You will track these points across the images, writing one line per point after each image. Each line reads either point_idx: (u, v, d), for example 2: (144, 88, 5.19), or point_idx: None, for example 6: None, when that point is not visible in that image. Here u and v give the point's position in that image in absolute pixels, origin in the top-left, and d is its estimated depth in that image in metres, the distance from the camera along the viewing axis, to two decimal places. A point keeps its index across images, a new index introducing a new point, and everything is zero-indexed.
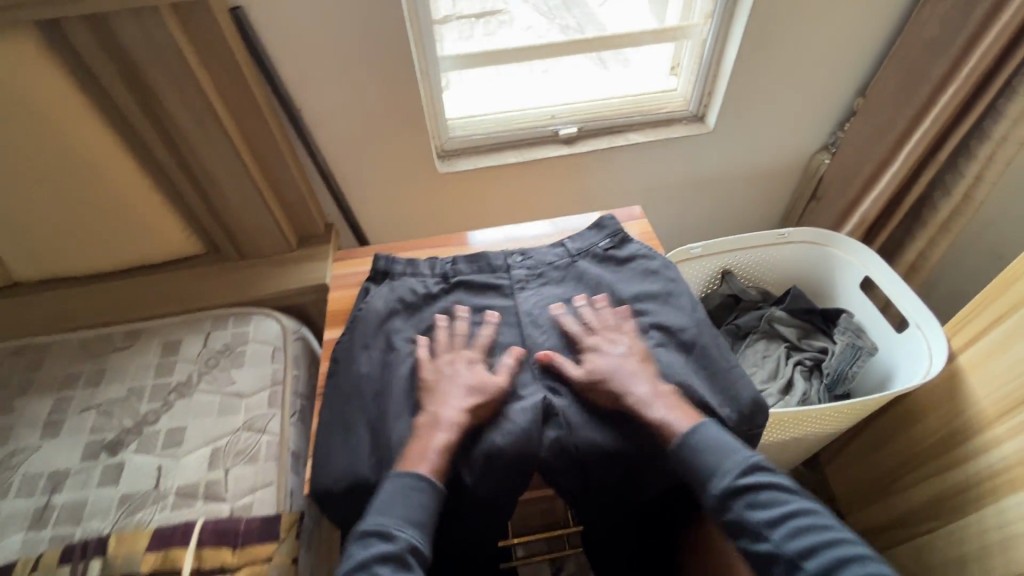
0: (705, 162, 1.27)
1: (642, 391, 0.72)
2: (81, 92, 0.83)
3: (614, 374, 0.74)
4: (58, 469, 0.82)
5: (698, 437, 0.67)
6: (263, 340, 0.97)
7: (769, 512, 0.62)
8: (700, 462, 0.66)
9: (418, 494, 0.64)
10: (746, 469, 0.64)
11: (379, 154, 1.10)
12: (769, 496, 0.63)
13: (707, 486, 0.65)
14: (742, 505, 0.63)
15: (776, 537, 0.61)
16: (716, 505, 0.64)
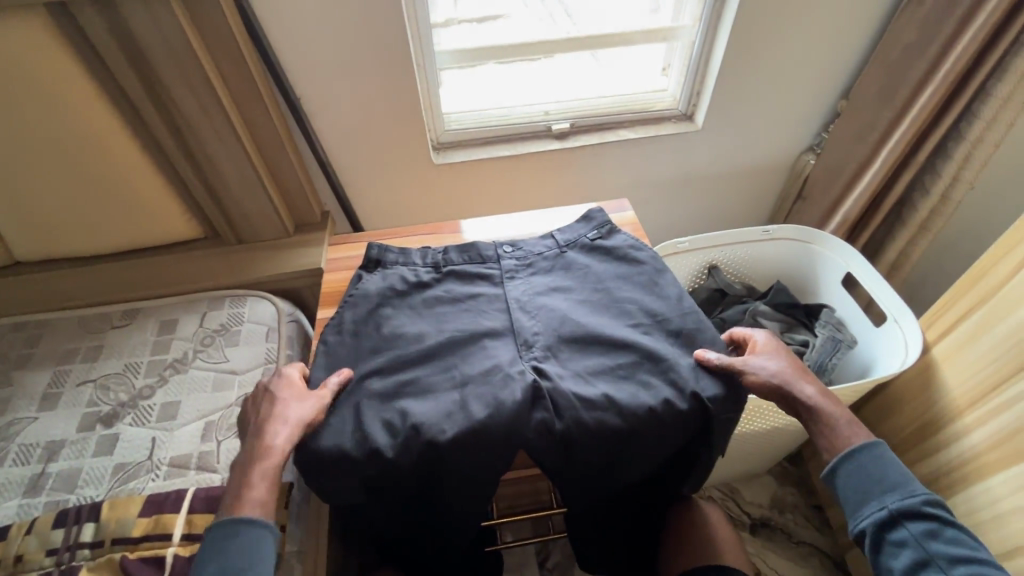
0: (694, 160, 1.30)
1: (812, 392, 0.74)
2: (87, 74, 0.86)
3: (785, 373, 0.76)
4: (54, 439, 0.84)
5: (877, 457, 0.70)
6: (259, 321, 0.99)
7: (951, 546, 0.64)
8: (881, 475, 0.69)
9: (237, 538, 0.62)
10: (925, 502, 0.67)
11: (376, 144, 1.13)
12: (948, 532, 0.65)
13: (880, 502, 0.68)
14: (920, 530, 0.66)
15: (952, 571, 0.64)
16: (884, 522, 0.67)
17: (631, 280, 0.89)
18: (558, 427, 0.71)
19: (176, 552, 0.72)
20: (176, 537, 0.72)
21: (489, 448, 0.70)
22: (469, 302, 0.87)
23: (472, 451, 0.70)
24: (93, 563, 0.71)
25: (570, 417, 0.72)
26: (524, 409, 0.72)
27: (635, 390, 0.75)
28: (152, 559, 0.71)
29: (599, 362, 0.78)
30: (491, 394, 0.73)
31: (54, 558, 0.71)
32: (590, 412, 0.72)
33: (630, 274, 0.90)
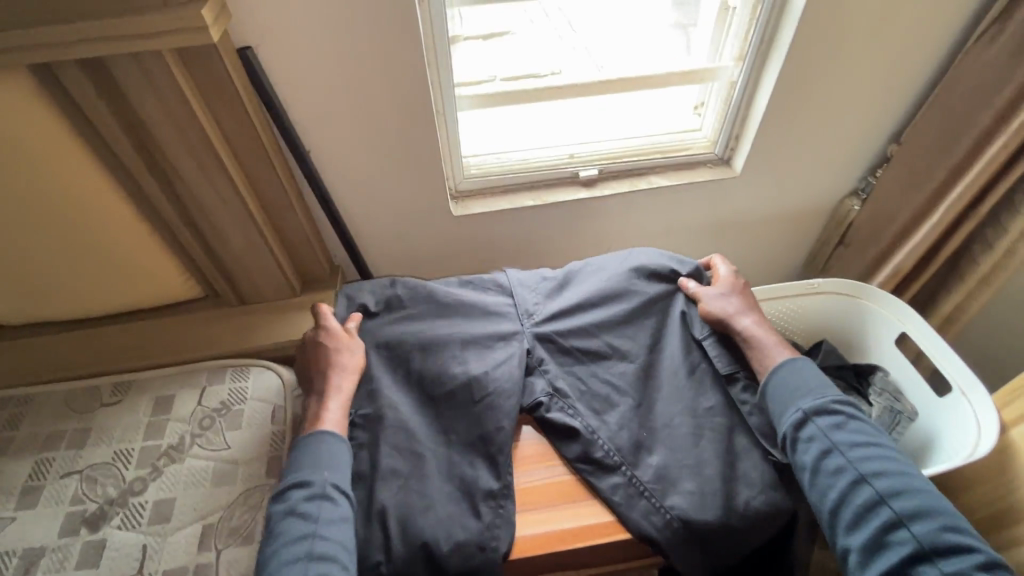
0: (730, 206, 1.21)
1: (748, 324, 0.84)
2: (76, 136, 0.77)
3: (726, 308, 0.86)
4: (33, 546, 0.75)
5: (797, 365, 0.79)
6: (263, 398, 0.90)
7: (852, 435, 0.72)
8: (797, 378, 0.78)
9: (323, 446, 0.74)
10: (835, 400, 0.75)
11: (390, 197, 1.05)
12: (853, 425, 0.73)
13: (795, 402, 0.76)
14: (826, 420, 0.73)
15: (852, 454, 0.71)
16: (799, 420, 0.75)
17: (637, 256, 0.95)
18: (549, 390, 0.84)
19: None
20: None
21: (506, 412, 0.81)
22: (475, 280, 0.95)
23: (494, 409, 0.81)
24: None
25: (567, 375, 0.85)
26: (522, 376, 0.84)
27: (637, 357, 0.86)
28: None
29: (594, 328, 0.88)
30: (488, 359, 0.85)
31: None
32: (585, 373, 0.86)
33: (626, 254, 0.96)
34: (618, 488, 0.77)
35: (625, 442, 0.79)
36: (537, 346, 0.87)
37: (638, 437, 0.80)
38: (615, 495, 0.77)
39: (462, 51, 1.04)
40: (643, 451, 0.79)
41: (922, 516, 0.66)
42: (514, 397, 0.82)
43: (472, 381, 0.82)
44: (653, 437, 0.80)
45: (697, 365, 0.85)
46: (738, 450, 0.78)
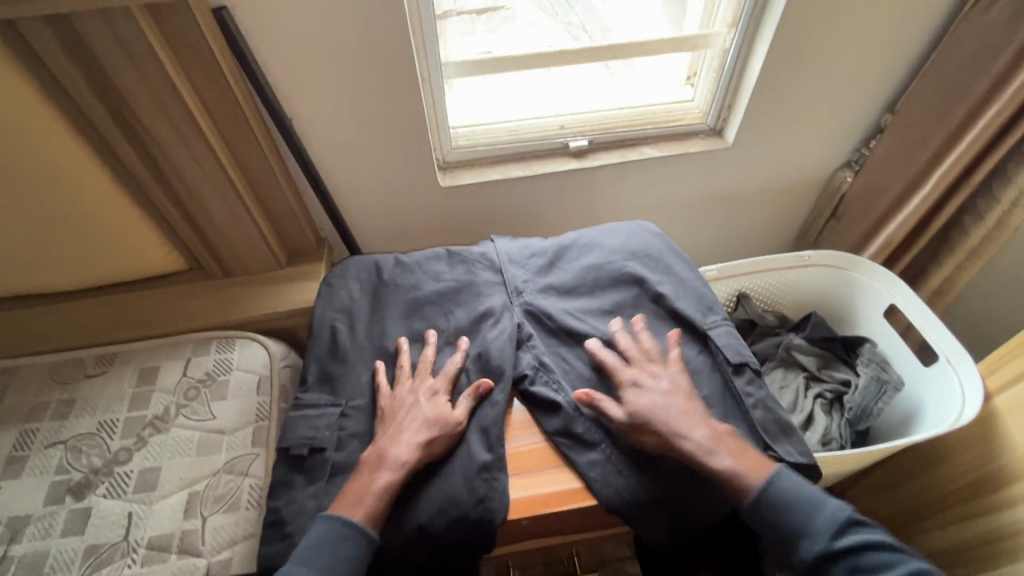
0: (722, 178, 1.20)
1: (697, 440, 0.72)
2: (47, 100, 0.75)
3: (658, 416, 0.73)
4: (18, 514, 0.75)
5: (777, 497, 0.68)
6: (249, 368, 0.89)
7: (875, 575, 0.64)
8: (782, 520, 0.67)
9: (344, 543, 0.65)
10: (836, 530, 0.66)
11: (376, 167, 1.02)
12: (871, 558, 0.64)
13: (798, 549, 0.66)
14: (839, 565, 0.65)
15: None
16: (813, 568, 0.66)
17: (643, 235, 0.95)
18: (535, 367, 0.83)
19: None
20: None
21: (495, 387, 0.81)
22: (465, 255, 0.94)
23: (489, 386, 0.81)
24: None
25: (554, 352, 0.85)
26: (513, 350, 0.84)
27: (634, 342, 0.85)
28: None
29: (586, 308, 0.89)
30: (483, 338, 0.85)
31: None
32: (575, 354, 0.85)
33: (633, 230, 0.97)
34: (595, 465, 0.76)
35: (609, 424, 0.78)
36: (529, 324, 0.87)
37: None
38: (596, 474, 0.76)
39: (451, 28, 1.00)
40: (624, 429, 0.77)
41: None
42: (506, 373, 0.82)
43: (475, 362, 0.84)
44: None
45: (689, 352, 0.85)
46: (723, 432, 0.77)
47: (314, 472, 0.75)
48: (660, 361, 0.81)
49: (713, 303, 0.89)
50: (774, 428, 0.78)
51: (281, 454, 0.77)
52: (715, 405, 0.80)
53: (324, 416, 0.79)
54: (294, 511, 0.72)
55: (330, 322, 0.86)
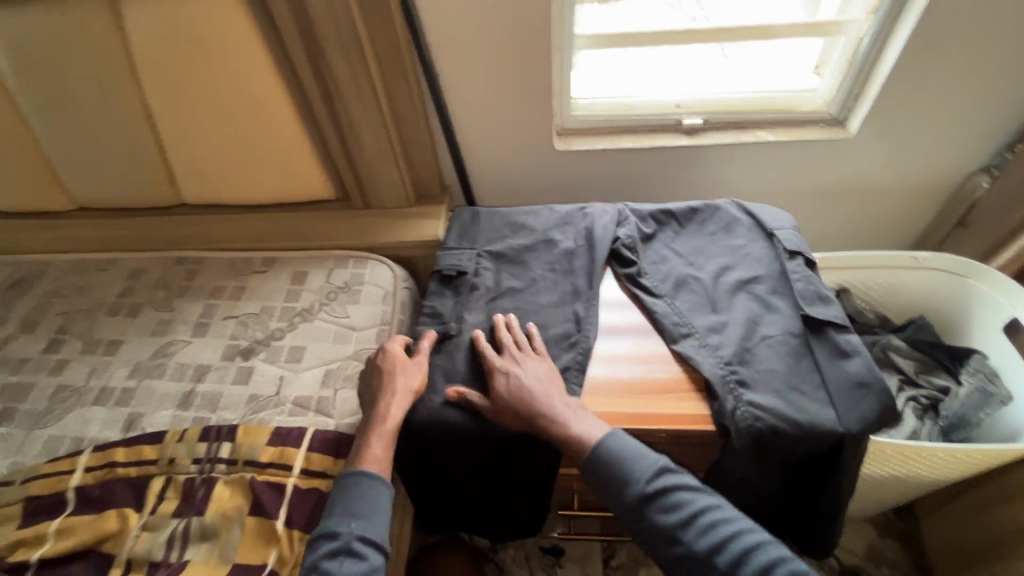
0: (838, 170, 1.18)
1: (554, 405, 0.73)
2: (266, 44, 0.95)
3: (525, 392, 0.74)
4: (202, 363, 0.96)
5: (608, 448, 0.70)
6: (377, 283, 1.06)
7: (678, 515, 0.65)
8: (611, 472, 0.69)
9: (358, 489, 0.69)
10: (652, 474, 0.68)
11: (503, 126, 1.14)
12: (676, 498, 0.66)
13: (621, 496, 0.68)
14: (655, 509, 0.67)
15: (690, 539, 0.64)
16: (632, 513, 0.67)
17: (761, 208, 0.96)
18: (622, 236, 0.93)
19: (295, 482, 0.78)
20: (296, 470, 0.79)
21: (593, 250, 0.92)
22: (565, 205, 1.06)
23: (584, 241, 0.94)
24: (227, 478, 0.79)
25: (642, 234, 0.95)
26: (611, 223, 0.95)
27: (708, 237, 0.94)
28: (276, 485, 0.78)
29: (672, 209, 0.98)
30: (584, 220, 0.97)
31: (197, 466, 0.81)
32: (654, 238, 0.95)
33: (760, 209, 0.97)
34: (657, 303, 0.85)
35: (673, 273, 0.89)
36: (625, 209, 0.98)
37: (682, 279, 0.88)
38: (657, 312, 0.84)
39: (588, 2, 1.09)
40: (681, 289, 0.87)
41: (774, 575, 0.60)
42: (602, 237, 0.92)
43: (582, 231, 0.96)
44: (706, 286, 0.86)
45: (756, 248, 0.90)
46: (773, 307, 0.82)
47: (460, 288, 0.91)
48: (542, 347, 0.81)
49: (791, 221, 0.93)
50: (815, 297, 0.81)
51: (434, 276, 0.94)
52: (767, 282, 0.85)
53: (462, 252, 0.95)
54: None
55: (469, 208, 1.03)
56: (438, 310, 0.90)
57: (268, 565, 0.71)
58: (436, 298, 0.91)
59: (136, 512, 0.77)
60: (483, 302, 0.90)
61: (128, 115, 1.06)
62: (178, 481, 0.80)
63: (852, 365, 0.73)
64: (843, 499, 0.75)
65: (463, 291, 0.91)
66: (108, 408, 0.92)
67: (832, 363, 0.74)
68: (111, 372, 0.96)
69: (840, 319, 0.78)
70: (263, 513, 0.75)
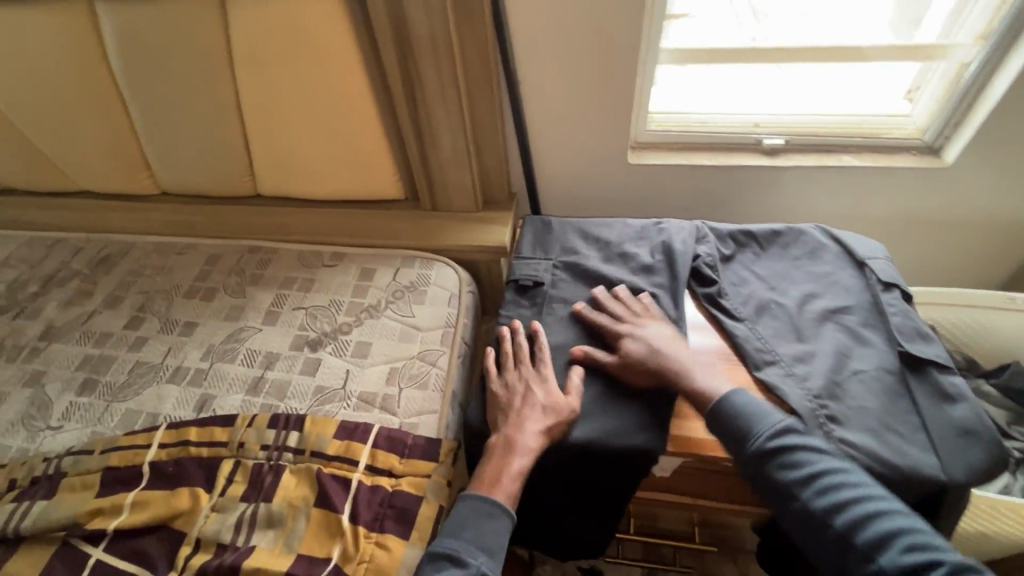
0: (926, 201, 1.13)
1: (683, 362, 0.76)
2: (360, 46, 0.98)
3: (651, 354, 0.77)
4: (272, 351, 0.98)
5: (730, 404, 0.71)
6: (443, 285, 1.06)
7: (799, 471, 0.65)
8: (732, 426, 0.70)
9: (491, 518, 0.67)
10: (775, 432, 0.68)
11: (578, 138, 1.13)
12: (800, 456, 0.65)
13: (740, 448, 0.69)
14: (774, 464, 0.66)
15: (809, 494, 0.63)
16: (750, 464, 0.68)
17: (849, 235, 0.92)
18: (703, 256, 0.90)
19: (360, 478, 0.78)
20: (361, 467, 0.79)
21: (672, 267, 0.90)
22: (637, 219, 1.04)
23: (663, 258, 0.92)
24: (294, 467, 0.80)
25: (723, 255, 0.92)
26: (690, 241, 0.92)
27: (791, 262, 0.90)
28: (341, 479, 0.78)
29: (754, 230, 0.94)
30: (663, 236, 0.94)
31: (265, 453, 0.82)
32: (734, 259, 0.92)
33: (848, 235, 0.92)
34: (740, 327, 0.82)
35: (754, 297, 0.85)
36: (703, 227, 0.95)
37: (766, 304, 0.84)
38: (737, 336, 0.81)
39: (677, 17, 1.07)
40: (765, 314, 0.83)
41: (887, 544, 0.59)
42: (681, 254, 0.90)
43: (659, 247, 0.94)
44: (791, 312, 0.82)
45: (845, 276, 0.86)
46: (865, 340, 0.77)
47: (535, 299, 0.91)
48: (657, 312, 0.83)
49: (883, 250, 0.89)
50: (913, 332, 0.76)
51: (509, 284, 0.93)
52: (858, 313, 0.81)
53: (537, 262, 0.94)
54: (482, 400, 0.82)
55: (543, 219, 1.02)
56: (514, 319, 0.89)
57: (332, 559, 0.71)
58: (511, 307, 0.91)
59: (206, 493, 0.78)
60: (559, 313, 0.89)
61: (219, 106, 1.11)
62: (246, 466, 0.81)
63: (958, 411, 0.68)
64: None
65: (540, 302, 0.90)
66: (182, 387, 0.94)
67: (934, 406, 0.69)
68: (186, 352, 0.99)
69: (943, 359, 0.73)
70: (328, 505, 0.75)
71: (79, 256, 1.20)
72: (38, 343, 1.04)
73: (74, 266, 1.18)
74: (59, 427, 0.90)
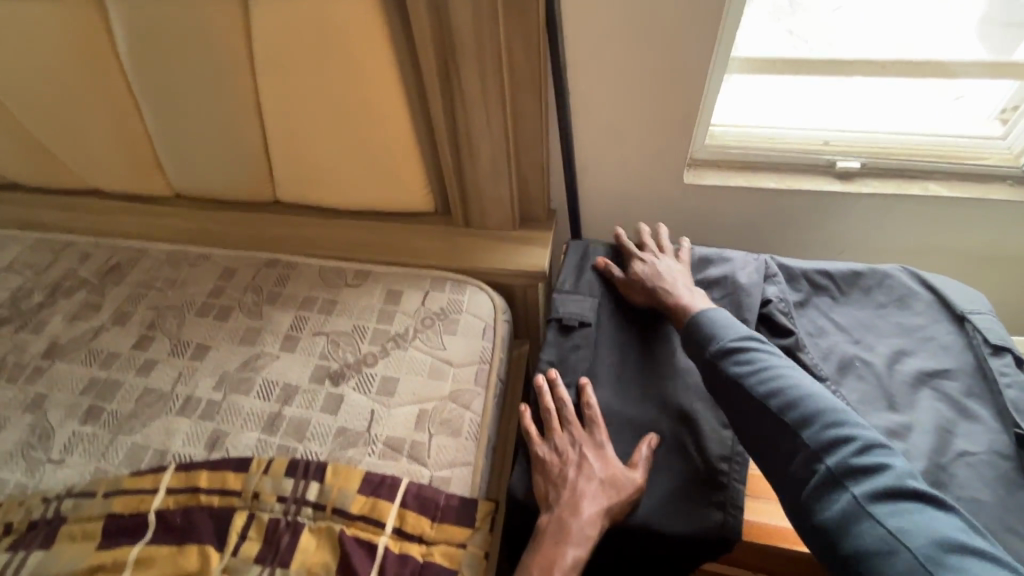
0: (1018, 235, 1.01)
1: (677, 284, 0.80)
2: (396, 50, 0.89)
3: (652, 275, 0.82)
4: (290, 383, 0.90)
5: (704, 316, 0.72)
6: (477, 314, 0.97)
7: (748, 365, 0.65)
8: (698, 331, 0.71)
9: None
10: (738, 336, 0.68)
11: (630, 152, 1.02)
12: (754, 355, 0.66)
13: (703, 348, 0.70)
14: (728, 361, 0.67)
15: (752, 384, 0.64)
16: (707, 360, 0.69)
17: (944, 281, 0.81)
18: (775, 301, 0.80)
19: (387, 543, 0.70)
20: (388, 529, 0.71)
21: (740, 312, 0.79)
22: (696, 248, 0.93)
23: (729, 301, 0.81)
24: (314, 526, 0.72)
25: (796, 299, 0.81)
26: (759, 281, 0.82)
27: (875, 310, 0.80)
28: (365, 544, 0.70)
29: (833, 270, 0.83)
30: (727, 274, 0.84)
31: (282, 506, 0.74)
32: (809, 304, 0.82)
33: (943, 281, 0.81)
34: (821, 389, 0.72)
35: (835, 351, 0.75)
36: (774, 264, 0.85)
37: (849, 361, 0.74)
38: None
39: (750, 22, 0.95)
40: (848, 372, 0.73)
41: (809, 422, 0.60)
42: (750, 298, 0.80)
43: (722, 287, 0.83)
44: (879, 373, 0.72)
45: (943, 333, 0.75)
46: (970, 413, 0.67)
47: (581, 341, 0.81)
48: (684, 253, 0.86)
49: (986, 302, 0.78)
50: None
51: (551, 323, 0.84)
52: (959, 379, 0.70)
53: (584, 299, 0.85)
54: (523, 463, 0.74)
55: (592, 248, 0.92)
56: (558, 364, 0.80)
57: None
58: (555, 349, 0.81)
59: (218, 551, 0.71)
60: (609, 361, 0.79)
61: (240, 107, 1.02)
62: (261, 519, 0.73)
63: None
64: None
65: (587, 347, 0.81)
66: (192, 421, 0.87)
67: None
68: (198, 380, 0.92)
69: None
70: None
71: (87, 263, 1.13)
72: (41, 361, 0.97)
73: (81, 275, 1.11)
74: (60, 461, 0.83)
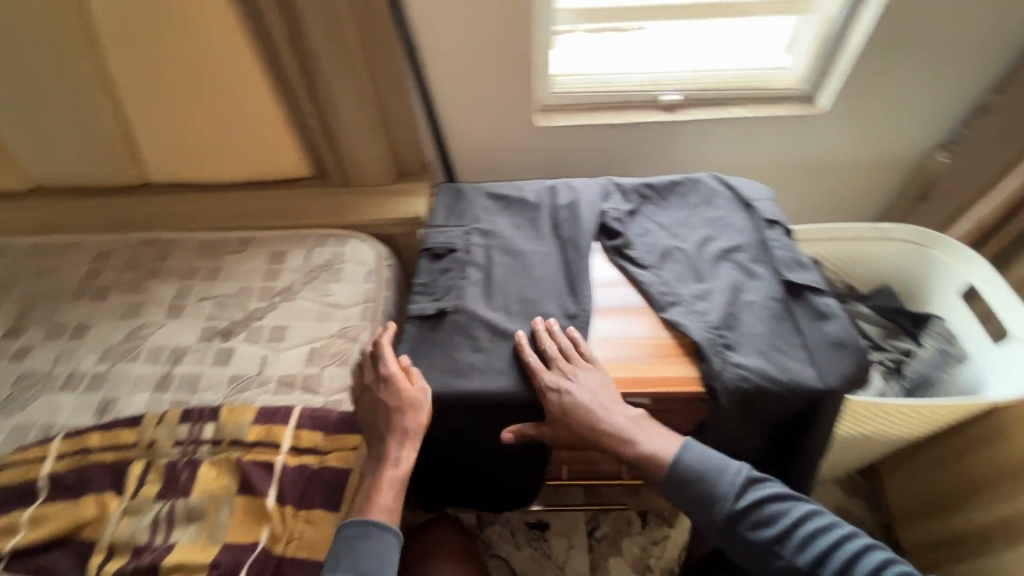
0: (808, 145, 1.23)
1: (618, 423, 0.74)
2: (241, 18, 0.92)
3: (588, 411, 0.74)
4: (178, 345, 0.93)
5: (687, 470, 0.71)
6: (359, 261, 1.03)
7: (771, 528, 0.68)
8: (699, 491, 0.71)
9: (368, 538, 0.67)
10: (741, 491, 0.70)
11: (485, 102, 1.12)
12: (771, 512, 0.68)
13: (712, 511, 0.70)
14: (748, 526, 0.69)
15: (787, 550, 0.67)
16: (725, 528, 0.70)
17: (739, 180, 0.99)
18: (609, 212, 0.94)
19: (284, 460, 0.77)
20: (284, 448, 0.78)
21: (582, 223, 0.92)
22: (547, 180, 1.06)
23: (573, 216, 0.94)
24: (213, 459, 0.77)
25: (628, 208, 0.96)
26: (597, 198, 0.96)
27: (689, 209, 0.96)
28: (263, 464, 0.76)
29: (656, 182, 0.99)
30: (571, 194, 0.97)
31: (179, 449, 0.78)
32: (639, 211, 0.96)
33: (738, 180, 0.99)
34: (647, 275, 0.87)
35: (658, 245, 0.90)
36: (609, 183, 0.99)
37: (669, 251, 0.89)
38: (644, 283, 0.86)
39: None
40: (668, 260, 0.89)
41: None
42: (589, 211, 0.94)
43: (568, 205, 0.96)
44: (690, 256, 0.88)
45: (737, 219, 0.92)
46: (755, 274, 0.85)
47: (450, 265, 0.90)
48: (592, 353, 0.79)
49: (769, 192, 0.97)
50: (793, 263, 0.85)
51: (423, 253, 0.92)
52: (748, 251, 0.88)
53: (450, 229, 0.94)
54: None
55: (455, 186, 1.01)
56: (430, 286, 0.88)
57: (260, 544, 0.71)
58: (427, 274, 0.90)
59: (117, 498, 0.74)
60: (474, 277, 0.89)
61: (89, 87, 1.00)
62: (159, 464, 0.77)
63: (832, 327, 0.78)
64: (815, 448, 0.80)
65: (455, 268, 0.90)
66: (79, 394, 0.87)
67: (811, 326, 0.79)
68: (80, 357, 0.92)
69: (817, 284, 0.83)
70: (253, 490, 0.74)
71: None
72: None
73: None
74: None
